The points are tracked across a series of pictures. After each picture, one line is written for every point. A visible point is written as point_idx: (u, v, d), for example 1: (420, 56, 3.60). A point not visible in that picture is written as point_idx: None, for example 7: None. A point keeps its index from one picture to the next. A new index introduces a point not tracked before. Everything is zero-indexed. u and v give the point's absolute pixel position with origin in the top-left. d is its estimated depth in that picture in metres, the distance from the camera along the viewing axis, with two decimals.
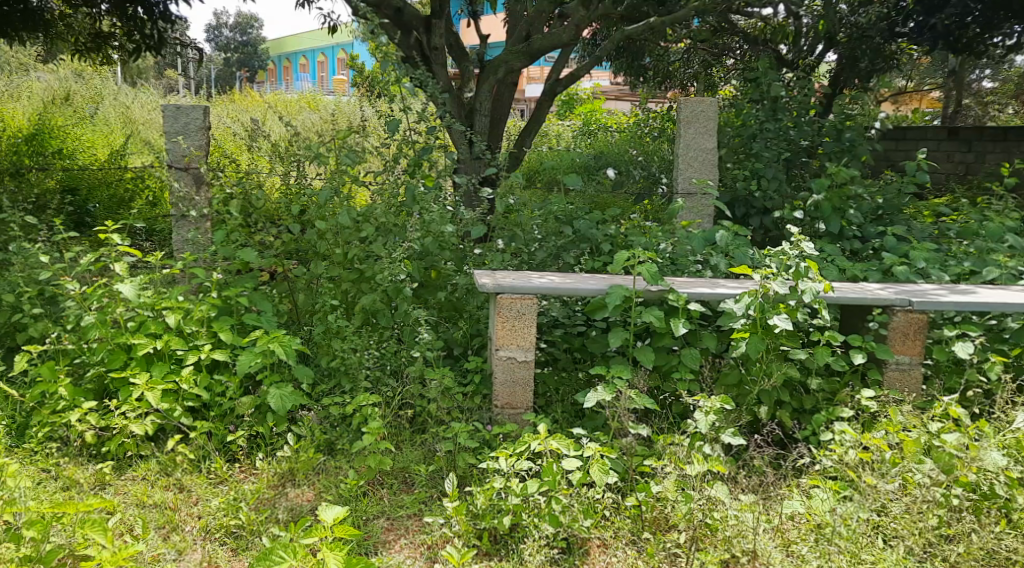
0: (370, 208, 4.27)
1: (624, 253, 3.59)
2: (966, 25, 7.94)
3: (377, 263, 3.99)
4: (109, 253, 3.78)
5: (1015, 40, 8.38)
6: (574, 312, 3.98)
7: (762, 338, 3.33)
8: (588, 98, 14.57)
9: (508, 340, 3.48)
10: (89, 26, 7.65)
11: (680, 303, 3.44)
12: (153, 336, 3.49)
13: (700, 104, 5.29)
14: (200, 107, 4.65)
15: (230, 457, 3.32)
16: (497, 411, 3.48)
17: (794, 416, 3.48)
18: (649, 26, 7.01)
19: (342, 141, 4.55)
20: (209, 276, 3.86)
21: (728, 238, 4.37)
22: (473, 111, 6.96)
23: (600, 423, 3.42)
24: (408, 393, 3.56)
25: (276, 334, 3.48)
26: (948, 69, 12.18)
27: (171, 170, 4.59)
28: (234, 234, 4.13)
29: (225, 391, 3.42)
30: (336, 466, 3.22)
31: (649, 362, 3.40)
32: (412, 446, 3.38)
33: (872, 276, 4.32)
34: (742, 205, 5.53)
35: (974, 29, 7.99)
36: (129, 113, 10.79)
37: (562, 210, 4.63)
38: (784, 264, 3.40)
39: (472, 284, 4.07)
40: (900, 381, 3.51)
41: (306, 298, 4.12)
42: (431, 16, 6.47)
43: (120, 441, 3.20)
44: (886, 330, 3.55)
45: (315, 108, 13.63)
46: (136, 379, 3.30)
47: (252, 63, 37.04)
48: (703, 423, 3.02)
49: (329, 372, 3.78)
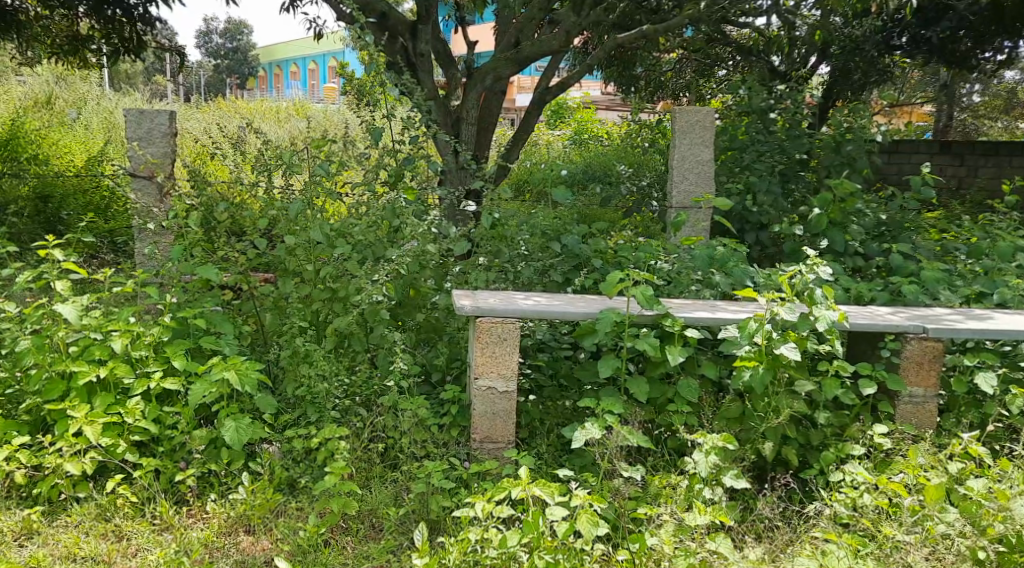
0: (344, 223, 3.97)
1: (618, 272, 3.29)
2: (958, 38, 7.81)
3: (351, 281, 3.69)
4: (54, 270, 3.44)
5: (1007, 55, 8.24)
6: (560, 335, 3.68)
7: (769, 369, 3.04)
8: (578, 107, 14.43)
9: (487, 369, 3.17)
10: (67, 28, 7.31)
11: (677, 330, 3.14)
12: (97, 363, 3.17)
13: (696, 114, 5.04)
14: (166, 112, 4.39)
15: (178, 498, 3.01)
16: (476, 446, 3.18)
17: (800, 453, 3.17)
18: (641, 34, 6.75)
19: (319, 150, 4.29)
20: (165, 295, 3.54)
21: (729, 256, 4.08)
22: (459, 120, 6.61)
23: (589, 462, 3.11)
24: (379, 424, 3.25)
25: (234, 360, 3.18)
26: (940, 82, 12.04)
27: (132, 179, 4.33)
28: (196, 248, 3.80)
29: (176, 423, 3.12)
30: (297, 508, 2.94)
31: (643, 395, 3.11)
32: (382, 484, 3.08)
33: (880, 298, 4.03)
34: (739, 220, 5.25)
35: (966, 43, 7.85)
36: (112, 118, 10.47)
37: (549, 225, 4.31)
38: (794, 287, 3.11)
39: (452, 304, 3.80)
40: (915, 416, 3.20)
41: (274, 318, 3.81)
42: (416, 22, 6.21)
43: (53, 482, 2.90)
44: (899, 359, 3.22)
45: (302, 115, 13.43)
46: (74, 412, 2.99)
47: (241, 69, 36.63)
48: (703, 465, 2.74)
49: (295, 401, 3.47)
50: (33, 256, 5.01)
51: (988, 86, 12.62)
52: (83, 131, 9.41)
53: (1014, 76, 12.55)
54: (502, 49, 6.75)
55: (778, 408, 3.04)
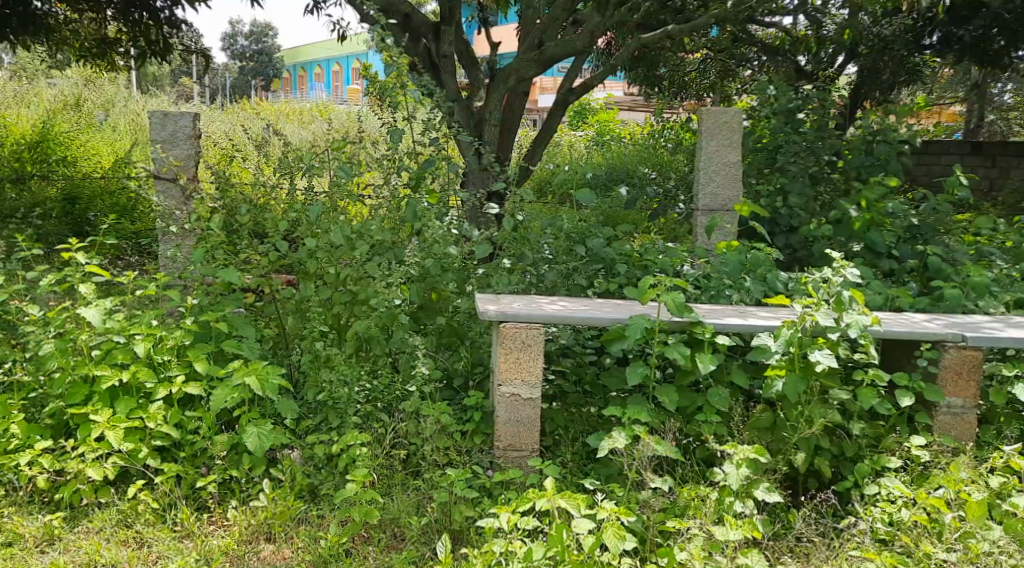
0: (365, 225, 3.92)
1: (646, 276, 3.21)
2: (992, 37, 7.55)
3: (371, 285, 3.65)
4: (77, 273, 3.43)
5: None
6: (584, 340, 3.61)
7: (802, 377, 2.95)
8: (601, 108, 14.37)
9: (512, 375, 3.11)
10: (95, 31, 7.33)
11: (706, 336, 3.06)
12: (119, 367, 3.15)
13: (723, 114, 4.95)
14: (189, 114, 4.38)
15: (199, 504, 2.98)
16: (499, 454, 3.13)
17: (833, 465, 3.09)
18: (665, 34, 6.66)
19: (340, 152, 4.25)
20: (187, 299, 3.52)
21: (757, 259, 3.99)
22: (482, 121, 6.57)
23: (615, 472, 3.05)
24: (401, 431, 3.21)
25: (256, 365, 3.15)
26: (970, 81, 11.83)
27: (156, 182, 4.32)
28: (218, 251, 3.76)
29: (197, 428, 3.10)
30: (318, 516, 2.91)
31: (672, 403, 3.04)
32: (403, 492, 3.03)
33: (913, 304, 3.92)
34: (768, 223, 5.15)
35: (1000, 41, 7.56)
36: (139, 120, 10.50)
37: (573, 228, 4.24)
38: (826, 293, 3.00)
39: (475, 308, 3.75)
40: (954, 427, 3.10)
41: (295, 321, 3.79)
42: (440, 23, 6.17)
43: (75, 487, 2.88)
44: (937, 369, 3.12)
45: (326, 117, 13.46)
46: (96, 417, 2.97)
47: (266, 71, 36.82)
48: (734, 477, 2.67)
49: (316, 406, 3.43)
50: (59, 258, 5.02)
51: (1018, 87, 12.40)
52: (110, 133, 9.47)
53: None
54: (526, 50, 6.69)
55: (811, 419, 2.95)
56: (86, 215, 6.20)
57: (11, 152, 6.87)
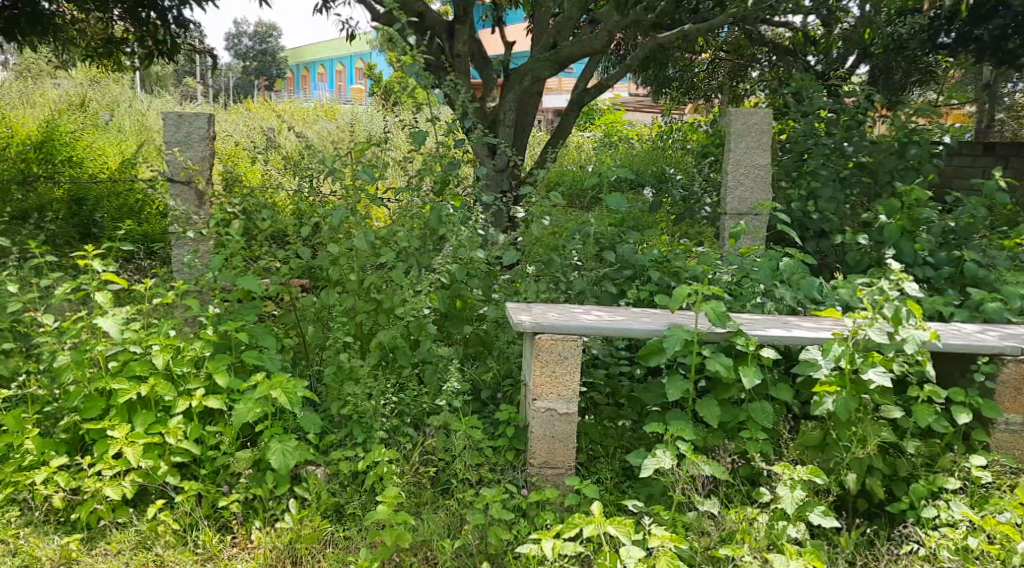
0: (389, 230, 3.80)
1: (685, 285, 3.05)
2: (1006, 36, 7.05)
3: (397, 293, 3.52)
4: (91, 281, 3.30)
5: None
6: (617, 350, 3.47)
7: (853, 394, 2.82)
8: (610, 109, 14.24)
9: (547, 389, 2.97)
10: (102, 31, 7.19)
11: (750, 349, 2.92)
12: (137, 379, 3.02)
13: (752, 116, 4.80)
14: (204, 115, 4.24)
15: (221, 525, 2.86)
16: (533, 472, 2.99)
17: (885, 484, 2.95)
18: (682, 34, 6.50)
19: (360, 154, 4.11)
20: (206, 307, 3.38)
21: (793, 266, 3.84)
22: (497, 122, 6.42)
23: (658, 492, 2.92)
24: (431, 446, 3.07)
25: (279, 378, 3.01)
26: (982, 82, 11.66)
27: (170, 184, 4.18)
28: (236, 257, 3.61)
29: (219, 444, 2.96)
30: (346, 538, 2.79)
31: (716, 419, 2.91)
32: (435, 512, 2.90)
33: (957, 313, 3.78)
34: (797, 228, 5.01)
35: (1017, 40, 7.06)
36: (145, 121, 10.35)
37: (602, 233, 4.08)
38: (880, 305, 2.86)
39: (503, 316, 3.62)
40: (1012, 445, 2.98)
41: (317, 330, 3.65)
42: (454, 21, 6.03)
43: (92, 507, 2.76)
44: (993, 384, 3.00)
45: (333, 117, 13.32)
46: (114, 432, 2.84)
47: (270, 71, 36.61)
48: (789, 501, 2.57)
49: (340, 419, 3.29)
50: (68, 263, 4.88)
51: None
52: (116, 134, 9.32)
53: None
54: (541, 51, 6.54)
55: (864, 437, 2.82)
56: (92, 216, 6.04)
57: (17, 154, 6.72)
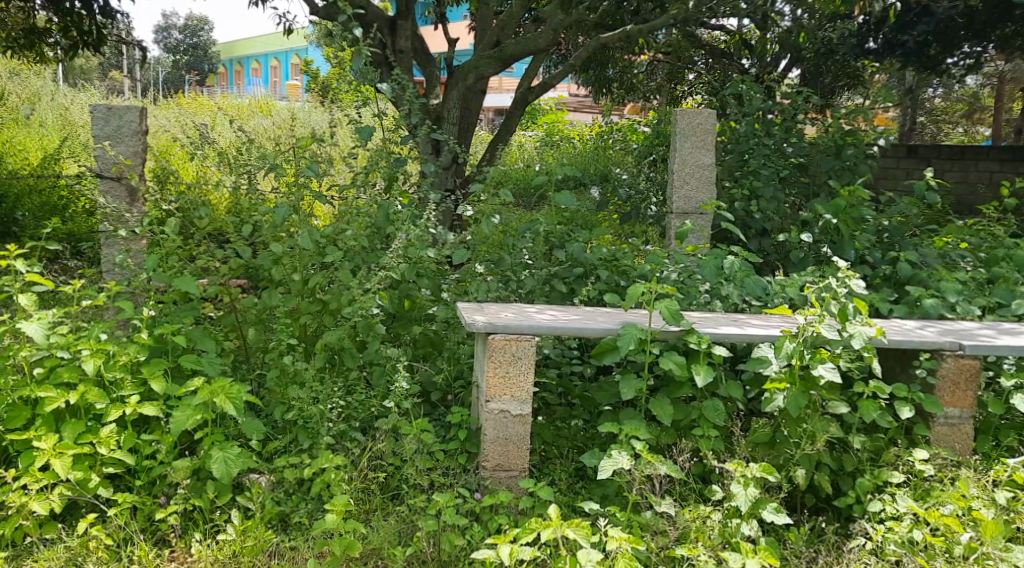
0: (335, 229, 3.70)
1: (638, 284, 3.02)
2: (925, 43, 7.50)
3: (344, 293, 3.43)
4: (14, 282, 3.10)
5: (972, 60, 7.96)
6: (568, 349, 3.44)
7: (803, 391, 2.83)
8: (550, 109, 14.31)
9: (500, 390, 2.91)
10: (23, 20, 6.80)
11: (703, 347, 2.90)
12: (66, 386, 2.85)
13: (697, 115, 4.83)
14: (136, 108, 4.05)
15: (159, 538, 2.71)
16: (486, 475, 2.93)
17: (833, 480, 2.98)
18: (624, 34, 6.52)
19: (303, 150, 3.99)
20: (139, 310, 3.21)
21: (740, 264, 3.87)
22: (441, 119, 6.33)
23: (612, 492, 2.88)
24: (379, 450, 2.98)
25: (220, 383, 2.87)
26: (905, 86, 12.10)
27: (99, 181, 3.98)
28: (172, 257, 3.44)
29: (155, 453, 2.81)
30: (291, 548, 2.67)
31: (668, 418, 2.89)
32: (384, 518, 2.81)
33: (895, 310, 3.86)
34: (740, 226, 5.06)
35: (934, 48, 7.53)
36: (70, 115, 9.90)
37: (550, 231, 4.03)
38: (827, 303, 2.89)
39: (452, 316, 3.54)
40: (950, 438, 3.03)
41: (258, 333, 3.52)
42: (396, 17, 5.91)
43: (17, 523, 2.59)
44: (934, 378, 3.05)
45: (268, 114, 13.01)
46: (40, 443, 2.67)
47: (202, 65, 35.58)
48: (743, 499, 2.54)
49: (283, 425, 3.17)
50: None
51: (949, 90, 12.72)
52: (39, 129, 8.88)
53: (972, 81, 12.64)
54: (484, 48, 6.46)
55: (814, 433, 2.83)
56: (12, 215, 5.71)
57: None
